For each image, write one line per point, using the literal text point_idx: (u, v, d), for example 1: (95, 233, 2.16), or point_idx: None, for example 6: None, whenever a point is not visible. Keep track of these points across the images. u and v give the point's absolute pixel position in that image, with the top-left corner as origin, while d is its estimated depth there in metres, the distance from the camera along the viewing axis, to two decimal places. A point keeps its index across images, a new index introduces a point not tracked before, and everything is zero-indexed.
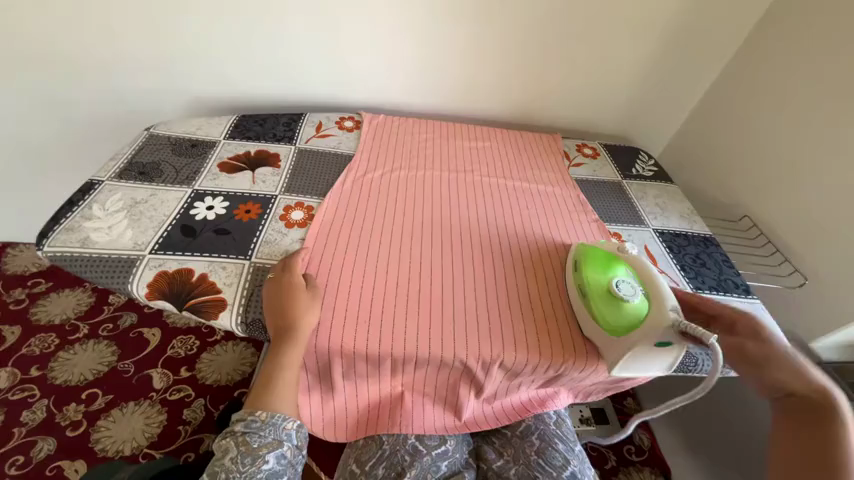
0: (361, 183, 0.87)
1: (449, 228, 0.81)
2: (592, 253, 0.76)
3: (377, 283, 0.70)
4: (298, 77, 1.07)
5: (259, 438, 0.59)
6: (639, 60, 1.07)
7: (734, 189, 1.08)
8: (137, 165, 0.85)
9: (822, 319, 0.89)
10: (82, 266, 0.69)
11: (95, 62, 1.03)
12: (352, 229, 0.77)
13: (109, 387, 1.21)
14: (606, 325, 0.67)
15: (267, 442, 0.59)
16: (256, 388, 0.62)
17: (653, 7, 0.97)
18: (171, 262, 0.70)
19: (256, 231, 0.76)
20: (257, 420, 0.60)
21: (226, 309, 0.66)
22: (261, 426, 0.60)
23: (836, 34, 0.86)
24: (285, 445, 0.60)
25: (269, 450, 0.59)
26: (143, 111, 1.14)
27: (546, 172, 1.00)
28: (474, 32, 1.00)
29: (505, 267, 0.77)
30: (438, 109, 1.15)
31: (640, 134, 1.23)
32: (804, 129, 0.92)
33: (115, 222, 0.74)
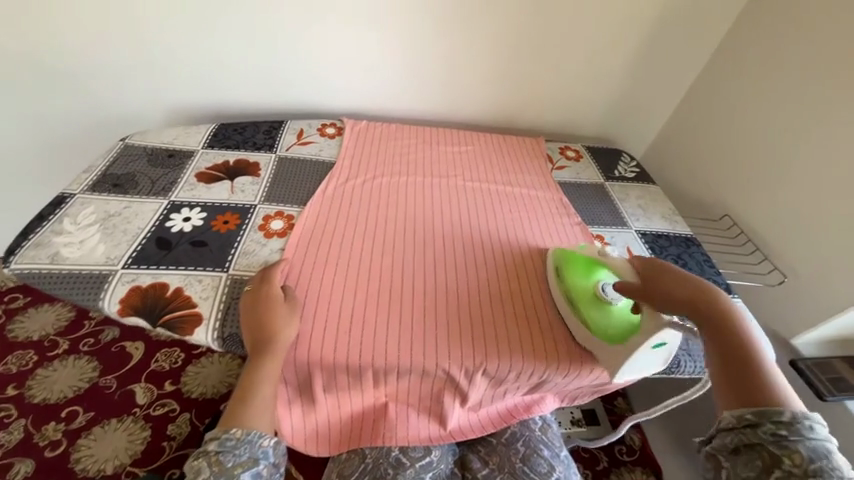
0: (343, 191, 0.86)
1: (431, 235, 0.81)
2: (572, 256, 0.76)
3: (358, 292, 0.69)
4: (279, 84, 1.06)
5: (233, 457, 0.57)
6: (620, 63, 1.08)
7: (714, 189, 1.09)
8: (112, 177, 0.83)
9: (802, 315, 0.90)
10: (52, 283, 0.67)
11: (70, 72, 1.02)
12: (333, 238, 0.76)
13: (90, 404, 1.17)
14: (596, 331, 0.68)
15: (243, 461, 0.57)
16: (232, 405, 0.60)
17: (631, 12, 0.99)
18: (145, 276, 0.68)
19: (233, 243, 0.75)
20: (232, 437, 0.58)
21: (202, 324, 0.65)
22: (236, 444, 0.58)
23: (807, 37, 0.88)
24: (261, 463, 0.58)
25: (244, 469, 0.57)
26: (119, 121, 1.11)
27: (529, 175, 1.00)
28: (455, 37, 1.00)
29: (487, 272, 0.77)
30: (422, 114, 1.15)
31: (622, 136, 1.24)
32: (779, 129, 0.94)
33: (88, 236, 0.72)
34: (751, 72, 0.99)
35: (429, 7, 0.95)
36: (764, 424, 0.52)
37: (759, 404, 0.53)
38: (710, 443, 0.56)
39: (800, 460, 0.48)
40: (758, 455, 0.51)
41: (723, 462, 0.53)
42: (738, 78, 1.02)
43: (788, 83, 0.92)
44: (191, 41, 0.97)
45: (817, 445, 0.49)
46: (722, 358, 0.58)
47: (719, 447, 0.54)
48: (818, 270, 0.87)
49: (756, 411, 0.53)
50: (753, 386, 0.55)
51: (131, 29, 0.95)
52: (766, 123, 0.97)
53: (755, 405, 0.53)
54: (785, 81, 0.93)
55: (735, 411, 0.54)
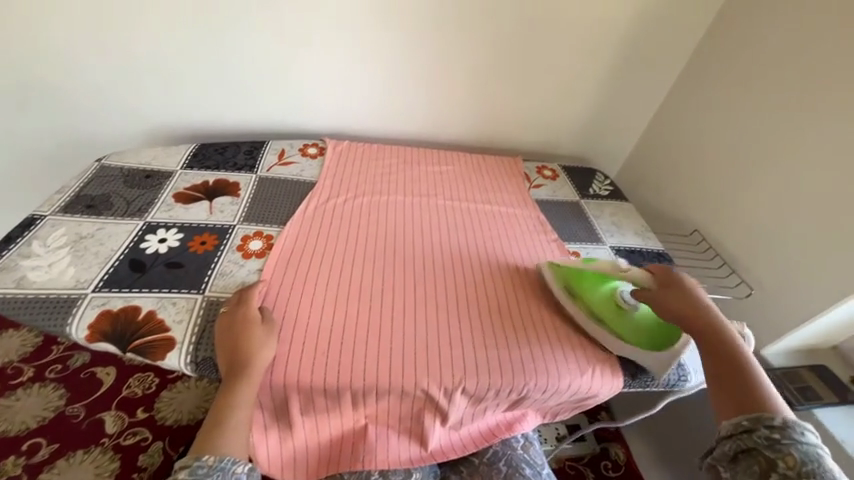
0: (324, 210, 0.87)
1: (411, 253, 0.82)
2: (581, 272, 0.77)
3: (337, 312, 0.69)
4: (261, 105, 1.07)
5: None
6: (590, 86, 1.14)
7: (683, 206, 1.14)
8: (86, 198, 0.82)
9: (769, 327, 0.94)
10: (16, 309, 0.64)
11: (48, 92, 1.01)
12: (313, 257, 0.77)
13: (55, 435, 1.09)
14: (631, 340, 0.73)
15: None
16: (204, 431, 0.58)
17: (598, 41, 1.06)
18: (117, 300, 0.67)
19: (211, 264, 0.74)
20: (204, 465, 0.55)
21: (175, 348, 0.63)
22: (207, 471, 0.55)
23: (757, 67, 0.96)
24: None
25: None
26: (98, 141, 1.10)
27: (508, 193, 1.03)
28: (434, 61, 1.04)
29: (467, 289, 0.78)
30: (403, 135, 1.18)
31: (596, 155, 1.30)
32: (739, 149, 1.00)
33: (57, 259, 0.70)
34: (711, 97, 1.06)
35: (407, 33, 0.99)
36: (759, 429, 0.51)
37: (755, 411, 0.53)
38: (710, 457, 0.55)
39: (795, 462, 0.47)
40: (755, 460, 0.50)
41: (723, 472, 0.52)
42: (699, 102, 1.09)
43: (743, 107, 0.99)
44: (172, 62, 0.98)
45: (815, 451, 0.48)
46: (719, 370, 0.60)
47: (720, 457, 0.53)
48: (781, 282, 0.91)
49: (753, 417, 0.53)
50: (746, 392, 0.56)
51: (113, 52, 0.96)
52: (725, 144, 1.03)
53: (749, 410, 0.54)
54: (740, 105, 0.99)
55: (732, 419, 0.54)
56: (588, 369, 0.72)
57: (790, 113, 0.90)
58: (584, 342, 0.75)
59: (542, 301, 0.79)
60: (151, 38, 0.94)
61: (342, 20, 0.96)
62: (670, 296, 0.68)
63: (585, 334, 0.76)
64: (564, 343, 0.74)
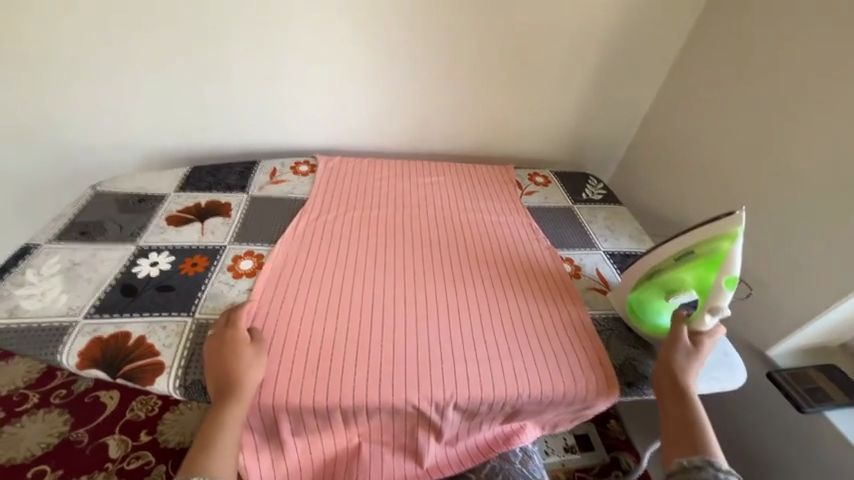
0: (314, 227, 0.87)
1: (403, 266, 0.82)
2: (714, 264, 0.66)
3: (327, 330, 0.69)
4: (253, 126, 1.09)
5: None
6: (578, 91, 1.14)
7: (678, 206, 1.13)
8: (80, 224, 0.84)
9: (773, 327, 0.91)
10: (9, 339, 0.65)
11: (46, 123, 1.04)
12: (304, 275, 0.77)
13: (59, 461, 1.11)
14: (630, 297, 0.77)
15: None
16: (191, 453, 0.57)
17: (581, 48, 1.07)
18: (108, 326, 0.67)
19: (201, 285, 0.75)
20: None
21: (164, 372, 0.63)
22: None
23: (741, 65, 0.95)
24: None
25: None
26: (97, 168, 1.13)
27: (498, 201, 1.03)
28: (420, 75, 1.06)
29: (458, 300, 0.77)
30: (393, 147, 1.19)
31: (588, 159, 1.29)
32: (730, 148, 0.99)
33: (50, 287, 0.71)
34: (699, 96, 1.06)
35: (392, 49, 1.01)
36: (708, 468, 0.59)
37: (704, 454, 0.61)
38: None
39: None
40: None
41: None
42: (688, 102, 1.09)
43: (730, 105, 0.98)
44: (162, 88, 1.01)
45: None
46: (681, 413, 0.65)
47: None
48: (781, 281, 0.89)
49: (704, 458, 0.60)
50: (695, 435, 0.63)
51: (106, 83, 0.99)
52: (716, 142, 1.02)
53: (697, 452, 0.61)
54: (730, 104, 0.98)
55: (687, 457, 0.61)
56: (583, 379, 0.70)
57: (778, 109, 0.89)
58: (579, 351, 0.73)
59: (535, 309, 0.78)
60: (143, 68, 0.97)
61: (327, 39, 0.98)
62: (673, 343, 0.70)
63: (579, 342, 0.75)
64: (557, 352, 0.73)
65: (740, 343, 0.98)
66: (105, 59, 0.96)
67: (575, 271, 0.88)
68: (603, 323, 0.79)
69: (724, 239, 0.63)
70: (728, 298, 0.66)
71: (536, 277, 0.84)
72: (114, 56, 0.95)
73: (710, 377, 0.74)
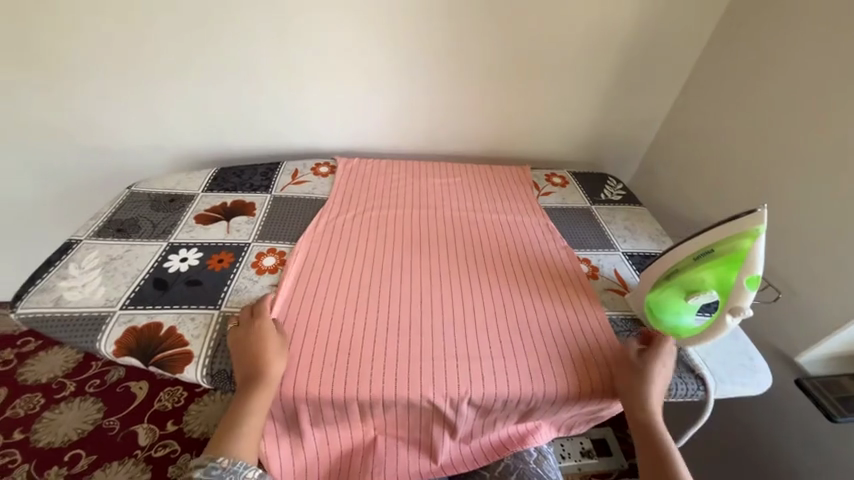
0: (333, 227, 0.90)
1: (418, 264, 0.83)
2: (733, 262, 0.64)
3: (345, 325, 0.71)
4: (276, 129, 1.13)
5: None
6: (596, 91, 1.13)
7: (701, 208, 1.11)
8: (116, 222, 0.89)
9: (803, 334, 0.87)
10: (54, 327, 0.70)
11: (86, 127, 1.11)
12: (323, 272, 0.79)
13: (94, 446, 1.17)
14: (648, 298, 0.76)
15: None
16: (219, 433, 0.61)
17: (599, 48, 1.06)
18: (141, 317, 0.71)
19: (227, 280, 0.78)
20: (218, 466, 0.58)
21: (193, 361, 0.67)
22: (221, 473, 0.58)
23: (768, 62, 0.92)
24: None
25: None
26: (132, 170, 1.20)
27: (514, 201, 1.03)
28: (437, 78, 1.07)
29: (473, 298, 0.78)
30: (411, 148, 1.20)
31: (607, 160, 1.28)
32: (756, 147, 0.96)
33: (90, 280, 0.77)
34: (724, 95, 1.03)
35: (410, 53, 1.03)
36: None
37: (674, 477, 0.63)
38: None
39: None
40: None
41: None
42: (712, 101, 1.06)
43: (755, 105, 0.95)
44: (191, 93, 1.06)
45: None
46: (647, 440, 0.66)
47: None
48: (811, 285, 0.85)
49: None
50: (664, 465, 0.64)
51: (140, 90, 1.05)
52: (741, 143, 0.99)
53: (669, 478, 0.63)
54: (756, 101, 0.95)
55: None
56: (599, 379, 0.70)
57: (806, 107, 0.85)
58: (595, 350, 0.73)
59: (550, 309, 0.78)
60: (174, 75, 1.03)
61: (347, 45, 1.01)
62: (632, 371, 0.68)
63: (594, 341, 0.74)
64: (573, 351, 0.72)
65: (767, 349, 0.95)
66: (140, 68, 1.01)
67: (592, 272, 0.88)
68: (621, 324, 0.78)
69: (744, 237, 0.62)
70: (751, 299, 0.63)
71: (552, 277, 0.84)
72: (148, 64, 1.01)
73: (731, 382, 0.72)
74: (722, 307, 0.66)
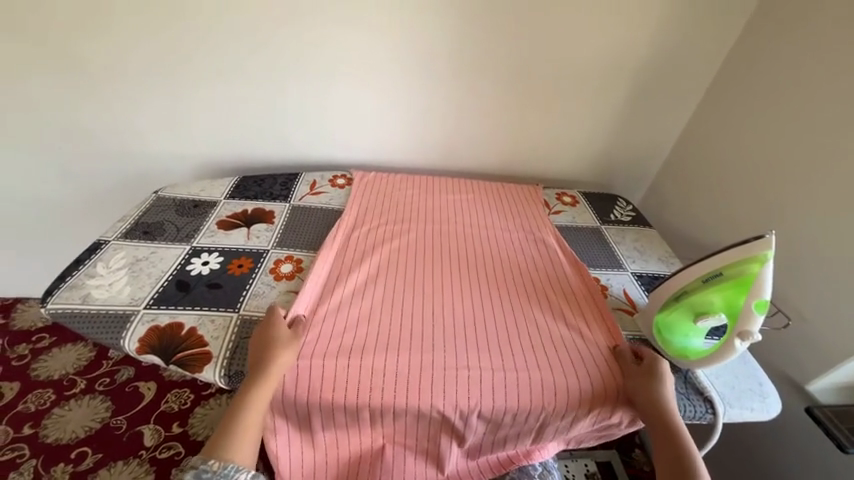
0: (349, 239, 0.92)
1: (432, 277, 0.85)
2: (742, 285, 0.65)
3: (357, 334, 0.73)
4: (297, 140, 1.18)
5: None
6: (608, 114, 1.17)
7: (710, 231, 1.12)
8: (143, 225, 0.93)
9: (814, 361, 0.87)
10: (81, 324, 0.73)
11: (117, 134, 1.17)
12: (338, 282, 0.81)
13: (100, 445, 1.19)
14: (657, 318, 0.77)
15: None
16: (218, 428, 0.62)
17: (612, 73, 1.10)
18: (164, 316, 0.74)
19: (246, 284, 0.81)
20: (209, 469, 0.58)
21: (211, 362, 0.69)
22: (211, 477, 0.58)
23: (777, 92, 0.96)
24: None
25: None
26: (158, 176, 1.25)
27: (527, 218, 1.06)
28: (454, 98, 1.12)
29: (485, 312, 0.80)
30: (426, 163, 1.24)
31: (618, 181, 1.30)
32: (766, 173, 0.98)
33: (116, 279, 0.80)
34: (734, 123, 1.06)
35: (429, 73, 1.08)
36: None
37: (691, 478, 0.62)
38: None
39: None
40: None
41: None
42: (724, 127, 1.08)
43: (767, 133, 0.98)
44: (219, 104, 1.11)
45: None
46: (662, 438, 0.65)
47: None
48: (820, 311, 0.86)
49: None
50: (686, 466, 0.63)
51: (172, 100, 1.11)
52: (752, 169, 1.01)
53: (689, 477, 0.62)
54: (765, 130, 0.98)
55: None
56: (609, 395, 0.70)
57: (814, 136, 0.88)
58: (606, 368, 0.73)
59: (562, 324, 0.79)
60: (205, 86, 1.09)
61: (369, 62, 1.06)
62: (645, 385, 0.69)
63: (606, 359, 0.75)
64: (584, 368, 0.73)
65: (777, 376, 0.94)
66: (175, 81, 1.08)
67: (602, 291, 0.89)
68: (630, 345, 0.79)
69: (752, 262, 0.63)
70: (758, 324, 0.65)
71: (563, 294, 0.86)
72: (184, 78, 1.07)
73: (740, 406, 0.72)
74: (730, 330, 0.67)
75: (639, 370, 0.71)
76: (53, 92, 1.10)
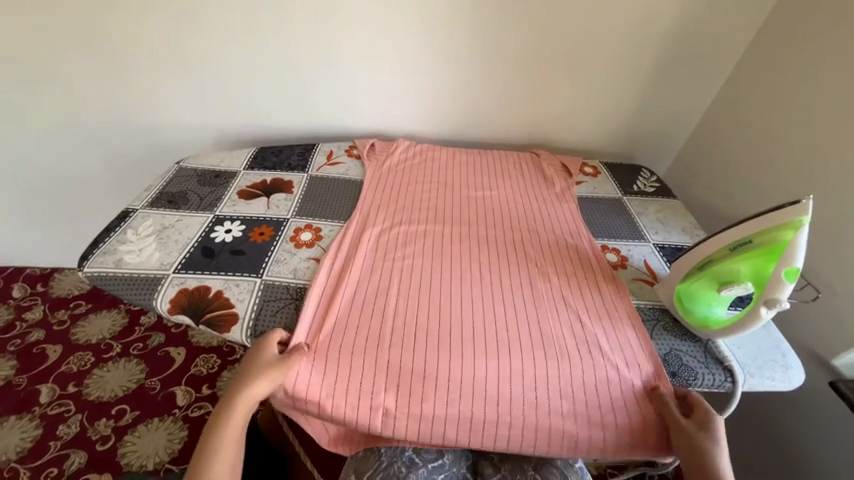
0: (359, 243, 0.85)
1: (453, 295, 0.77)
2: (771, 253, 0.63)
3: (371, 330, 0.71)
4: (312, 110, 1.17)
5: None
6: (634, 80, 1.10)
7: (739, 203, 1.07)
8: (167, 194, 0.95)
9: (842, 335, 0.85)
10: (116, 285, 0.77)
11: (137, 106, 1.18)
12: (352, 273, 0.79)
13: (137, 403, 1.28)
14: (678, 288, 0.76)
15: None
16: (191, 460, 0.61)
17: (640, 35, 1.03)
18: (192, 280, 0.78)
19: (268, 252, 0.84)
20: None
21: (238, 323, 0.72)
22: None
23: (823, 51, 0.88)
24: None
25: None
26: (178, 148, 1.27)
27: (558, 219, 0.95)
28: (469, 63, 1.07)
29: (515, 344, 0.71)
30: (442, 133, 1.21)
31: (642, 151, 1.25)
32: (804, 140, 0.92)
33: (146, 245, 0.83)
34: (770, 87, 0.99)
35: (442, 38, 1.03)
36: None
37: None
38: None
39: None
40: None
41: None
42: (760, 91, 1.01)
43: (809, 94, 0.91)
44: (232, 74, 1.11)
45: None
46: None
47: None
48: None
49: None
50: None
51: (185, 70, 1.11)
52: (788, 135, 0.95)
53: None
54: (806, 94, 0.92)
55: None
56: (636, 443, 0.66)
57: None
58: (637, 410, 0.67)
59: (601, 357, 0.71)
60: (218, 56, 1.08)
61: (380, 28, 1.02)
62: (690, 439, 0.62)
63: (643, 403, 0.68)
64: (617, 412, 0.67)
65: (802, 350, 0.92)
66: (187, 51, 1.07)
67: (621, 261, 0.88)
68: (647, 313, 0.79)
69: (785, 229, 0.61)
70: (787, 292, 0.63)
71: (598, 310, 0.77)
72: (196, 47, 1.07)
73: (761, 376, 0.72)
74: (756, 298, 0.65)
75: (688, 425, 0.63)
76: (73, 63, 1.11)
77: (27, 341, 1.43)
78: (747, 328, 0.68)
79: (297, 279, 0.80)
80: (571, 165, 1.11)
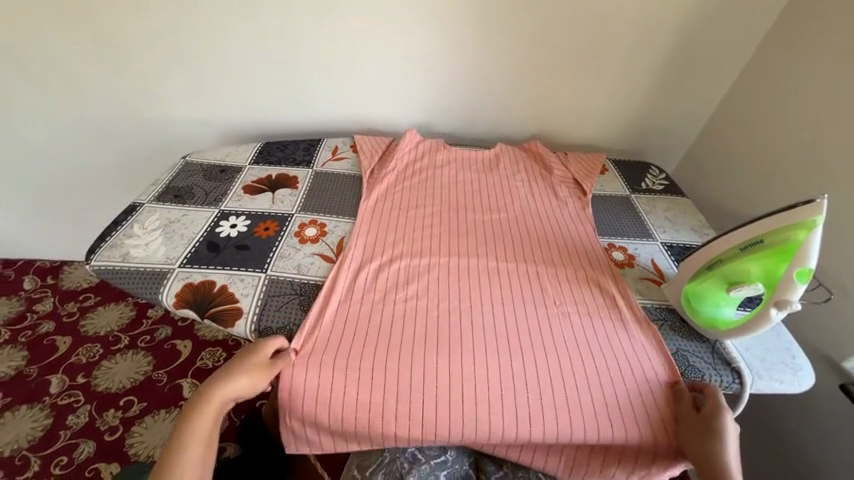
0: (355, 282, 0.77)
1: (468, 351, 0.68)
2: (782, 253, 0.61)
3: (375, 380, 0.66)
4: (321, 108, 1.17)
5: None
6: (644, 77, 1.09)
7: (748, 202, 1.06)
8: (173, 189, 0.96)
9: (851, 337, 0.84)
10: (123, 279, 0.78)
11: (146, 101, 1.18)
12: (350, 321, 0.72)
13: (144, 395, 1.30)
14: (687, 288, 0.75)
15: None
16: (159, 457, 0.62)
17: (651, 32, 1.01)
18: (197, 275, 0.78)
19: (272, 247, 0.84)
20: None
21: (242, 317, 0.73)
22: None
23: (836, 48, 0.86)
24: None
25: None
26: (186, 143, 1.28)
27: (572, 235, 0.90)
28: (480, 61, 1.06)
29: (543, 413, 0.65)
30: (450, 128, 1.20)
31: (652, 149, 1.23)
32: (817, 138, 0.90)
33: (151, 239, 0.84)
34: (780, 85, 0.97)
35: (453, 38, 1.03)
36: None
37: None
38: None
39: None
40: None
41: None
42: (771, 89, 0.99)
43: (821, 93, 0.89)
44: (242, 71, 1.11)
45: None
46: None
47: None
48: None
49: None
50: None
51: (194, 67, 1.11)
52: (797, 134, 0.94)
53: None
54: (818, 91, 0.90)
55: None
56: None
57: None
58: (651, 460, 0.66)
59: (641, 422, 0.64)
60: (228, 53, 1.08)
61: (391, 25, 1.02)
62: (698, 441, 0.62)
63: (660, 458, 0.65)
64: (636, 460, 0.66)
65: (810, 352, 0.91)
66: (198, 49, 1.08)
67: (628, 260, 0.87)
68: (656, 313, 0.78)
69: (798, 229, 0.59)
70: (799, 293, 0.61)
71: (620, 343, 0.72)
72: (206, 45, 1.07)
73: (770, 378, 0.71)
74: (766, 299, 0.64)
75: (695, 419, 0.63)
76: (84, 60, 1.12)
77: (38, 332, 1.45)
78: (758, 327, 0.66)
79: (301, 275, 0.80)
80: (579, 161, 1.09)
